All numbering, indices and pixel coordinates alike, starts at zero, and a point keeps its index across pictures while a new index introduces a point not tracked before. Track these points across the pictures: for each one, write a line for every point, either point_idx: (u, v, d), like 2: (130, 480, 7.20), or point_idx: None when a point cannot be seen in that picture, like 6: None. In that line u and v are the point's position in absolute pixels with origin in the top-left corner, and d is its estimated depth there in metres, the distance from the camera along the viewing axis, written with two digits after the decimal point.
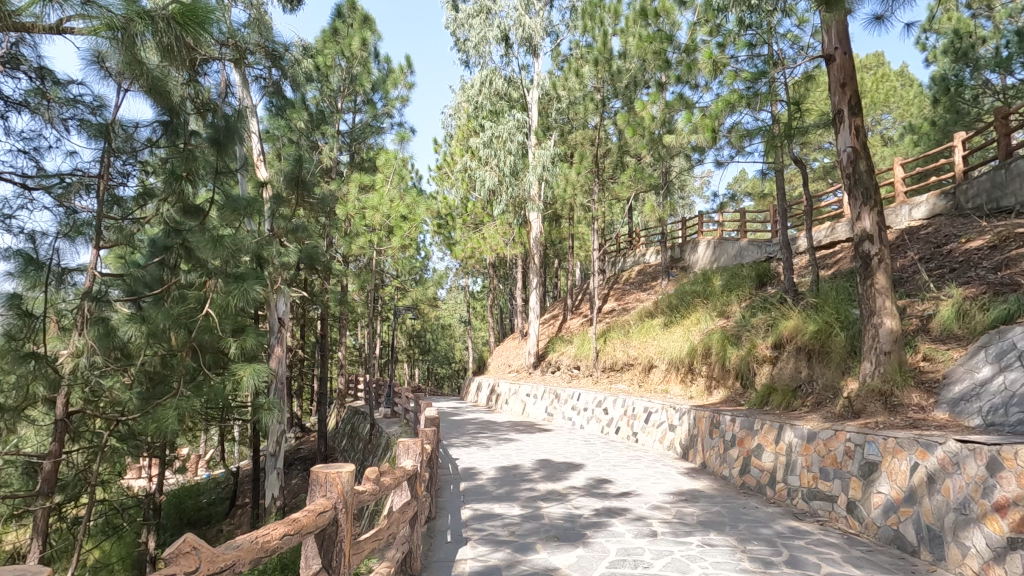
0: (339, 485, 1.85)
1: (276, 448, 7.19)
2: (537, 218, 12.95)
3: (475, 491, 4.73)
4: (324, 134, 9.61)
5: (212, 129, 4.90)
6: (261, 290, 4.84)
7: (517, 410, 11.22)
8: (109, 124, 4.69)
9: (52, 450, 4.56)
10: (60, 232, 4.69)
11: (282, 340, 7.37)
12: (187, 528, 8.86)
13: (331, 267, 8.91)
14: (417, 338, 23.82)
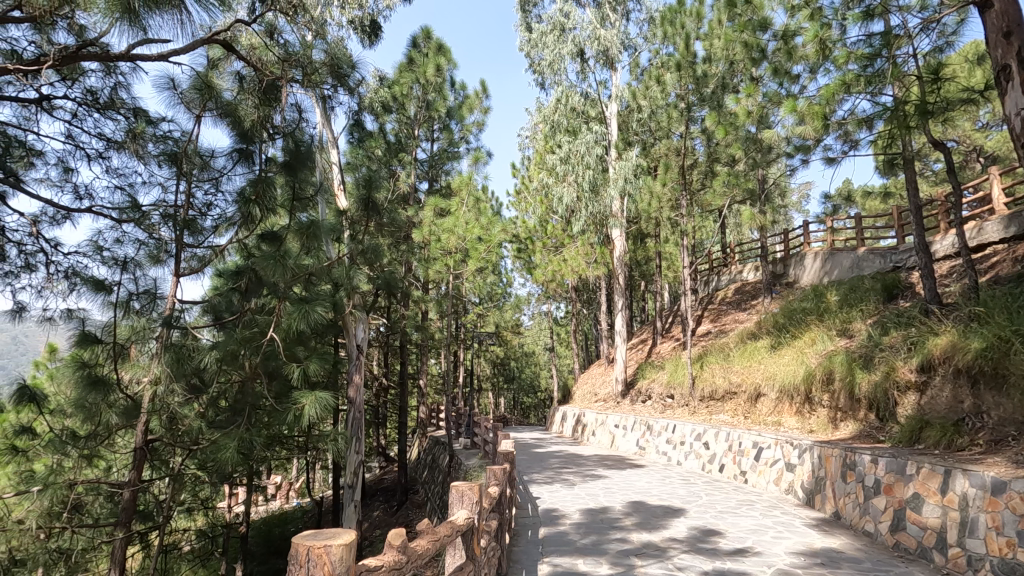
0: (327, 566, 1.36)
1: (354, 479, 6.75)
2: (621, 235, 12.22)
3: (556, 539, 4.09)
4: (401, 162, 9.54)
5: (285, 154, 4.17)
6: (324, 311, 4.49)
7: (606, 443, 10.36)
8: (182, 150, 4.26)
9: (131, 479, 4.42)
10: (147, 261, 4.48)
11: (359, 367, 7.01)
12: (274, 557, 8.55)
13: (410, 293, 8.73)
14: (502, 367, 23.40)
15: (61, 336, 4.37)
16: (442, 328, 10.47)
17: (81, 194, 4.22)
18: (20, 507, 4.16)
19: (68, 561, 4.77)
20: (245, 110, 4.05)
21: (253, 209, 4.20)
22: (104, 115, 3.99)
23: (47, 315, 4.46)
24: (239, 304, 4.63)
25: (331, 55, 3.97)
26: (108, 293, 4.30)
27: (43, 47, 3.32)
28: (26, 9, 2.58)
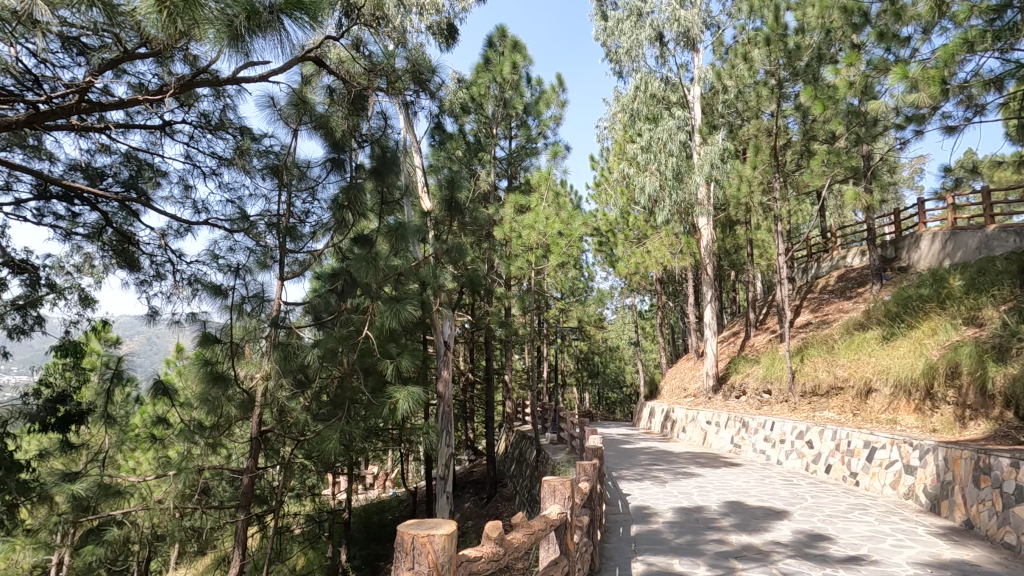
0: (430, 556, 1.41)
1: (445, 472, 6.97)
2: (707, 224, 11.69)
3: (649, 538, 4.00)
4: (481, 161, 9.72)
5: (374, 160, 4.36)
6: (414, 310, 4.66)
7: (698, 440, 9.98)
8: (282, 163, 4.59)
9: (249, 466, 4.81)
10: (256, 266, 4.86)
11: (447, 363, 7.23)
12: (374, 543, 9.04)
13: (493, 290, 8.88)
14: (585, 362, 23.18)
15: (187, 336, 4.88)
16: (526, 323, 10.54)
17: (199, 208, 4.67)
18: (160, 488, 4.68)
19: (199, 538, 5.31)
20: (336, 121, 4.27)
21: (346, 214, 4.43)
22: (216, 136, 4.39)
23: (176, 318, 5.00)
24: (336, 304, 4.92)
25: (413, 61, 4.14)
26: (225, 297, 4.71)
27: (164, 79, 3.72)
28: (152, 45, 2.89)
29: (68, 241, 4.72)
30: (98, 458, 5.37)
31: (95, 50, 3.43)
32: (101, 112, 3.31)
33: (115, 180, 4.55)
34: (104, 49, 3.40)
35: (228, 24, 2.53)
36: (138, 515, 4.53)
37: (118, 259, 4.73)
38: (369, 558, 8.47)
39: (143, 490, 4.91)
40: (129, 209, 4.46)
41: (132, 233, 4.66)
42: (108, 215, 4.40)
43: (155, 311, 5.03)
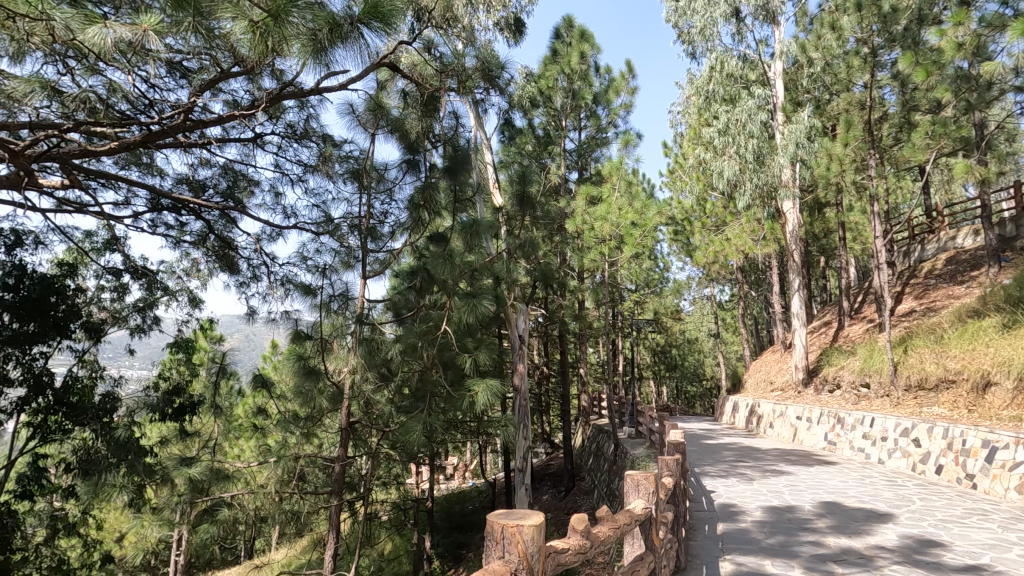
0: (520, 545, 1.44)
1: (524, 464, 7.05)
2: (793, 207, 11.00)
3: (738, 536, 3.85)
4: (551, 155, 9.67)
5: (448, 159, 4.43)
6: (489, 304, 4.72)
7: (787, 436, 9.47)
8: (362, 167, 4.78)
9: (340, 455, 5.07)
10: (341, 266, 5.10)
11: (523, 356, 7.28)
12: (456, 532, 9.29)
13: (566, 283, 8.84)
14: (662, 355, 22.58)
15: (282, 333, 5.23)
16: (600, 316, 10.41)
17: (289, 213, 4.99)
18: (262, 473, 5.06)
19: (297, 521, 5.69)
20: (410, 124, 4.38)
21: (423, 213, 4.55)
22: (301, 144, 4.67)
23: (271, 317, 5.38)
24: (415, 300, 5.07)
25: (482, 59, 4.17)
26: (315, 296, 4.99)
27: (255, 93, 4.00)
28: (244, 64, 3.12)
29: (178, 248, 5.21)
30: (209, 445, 5.90)
31: (195, 72, 3.79)
32: (201, 128, 3.61)
33: (215, 191, 4.96)
34: (203, 70, 3.72)
35: (312, 38, 2.68)
36: (244, 498, 4.92)
37: (220, 263, 5.14)
38: (452, 546, 8.73)
39: (248, 476, 5.33)
40: (228, 217, 4.85)
41: (231, 239, 5.06)
42: (210, 223, 4.80)
43: (253, 310, 5.42)
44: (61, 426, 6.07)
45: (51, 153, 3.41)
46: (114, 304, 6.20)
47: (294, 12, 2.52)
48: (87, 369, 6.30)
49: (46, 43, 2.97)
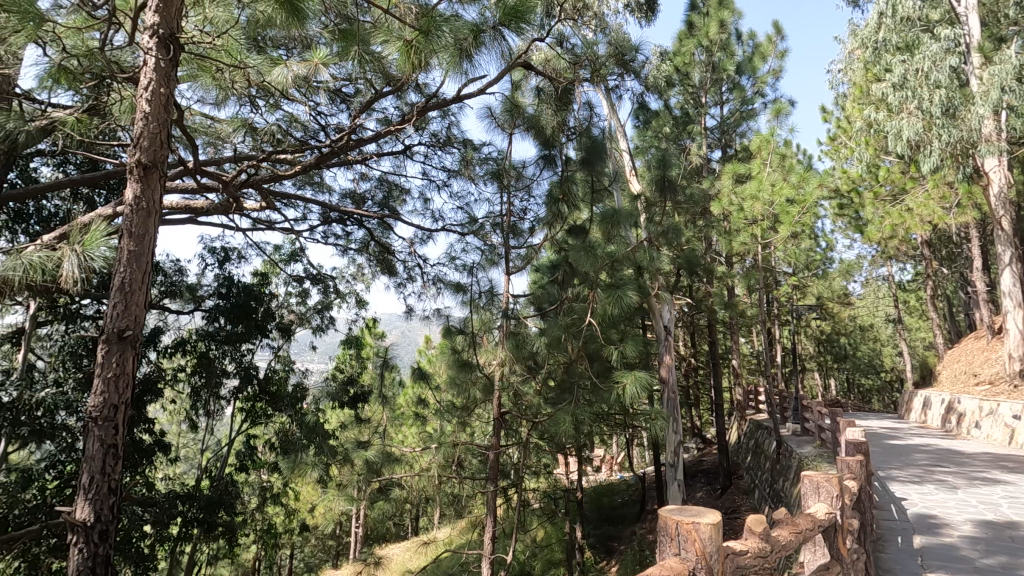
0: (697, 543, 1.40)
1: (675, 459, 6.78)
2: (998, 164, 9.16)
3: (942, 553, 3.32)
4: (691, 135, 9.11)
5: (584, 151, 4.37)
6: (634, 294, 4.54)
7: (1000, 438, 7.96)
8: (502, 167, 4.78)
9: (493, 444, 5.24)
10: (484, 264, 5.24)
11: (669, 348, 6.98)
12: (606, 524, 9.12)
13: (713, 270, 8.31)
14: (829, 344, 20.25)
15: (435, 329, 5.62)
16: (753, 303, 9.61)
17: (436, 217, 5.35)
18: (425, 458, 5.48)
19: (457, 503, 6.07)
20: (546, 119, 4.33)
21: (561, 207, 4.53)
22: (445, 151, 4.96)
23: (426, 314, 5.81)
24: (558, 293, 5.07)
25: (613, 45, 4.10)
26: (464, 292, 5.26)
27: (403, 109, 4.35)
28: (394, 83, 3.42)
29: (346, 255, 5.86)
30: (379, 431, 6.54)
31: (354, 97, 4.26)
32: (360, 146, 4.02)
33: (373, 202, 5.48)
34: (359, 94, 4.14)
35: (457, 46, 2.81)
36: (412, 477, 5.40)
37: (380, 266, 5.63)
38: (603, 537, 8.70)
39: (413, 459, 5.81)
40: (385, 224, 5.34)
41: (388, 244, 5.57)
42: (371, 230, 5.34)
43: (410, 308, 5.89)
44: (265, 411, 7.16)
45: (248, 181, 4.04)
46: (299, 306, 7.18)
47: (443, 26, 2.71)
48: (281, 363, 7.37)
49: (241, 87, 3.53)
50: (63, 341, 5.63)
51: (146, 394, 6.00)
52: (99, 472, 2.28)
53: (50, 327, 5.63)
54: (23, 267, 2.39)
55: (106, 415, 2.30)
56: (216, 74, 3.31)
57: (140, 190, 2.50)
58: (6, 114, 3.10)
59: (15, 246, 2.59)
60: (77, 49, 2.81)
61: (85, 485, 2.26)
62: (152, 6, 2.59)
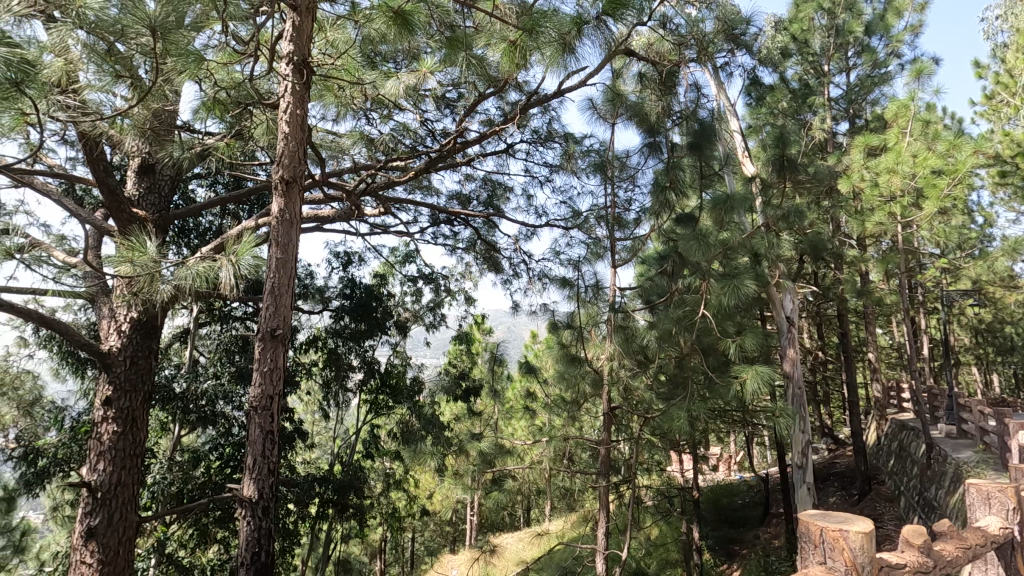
0: (846, 552, 1.33)
1: (803, 460, 6.25)
2: None
3: None
4: (812, 107, 8.35)
5: (691, 135, 3.99)
6: (752, 283, 4.14)
7: None
8: (606, 159, 4.65)
9: (604, 439, 5.13)
10: (589, 258, 5.13)
11: (793, 341, 6.44)
12: (726, 526, 8.57)
13: (843, 254, 7.55)
14: (991, 335, 17.59)
15: (542, 323, 5.65)
16: (892, 290, 8.59)
17: (540, 213, 5.39)
18: (536, 450, 5.52)
19: (569, 497, 6.06)
20: (650, 106, 4.10)
21: (669, 195, 4.12)
22: (547, 146, 4.98)
23: (533, 309, 5.86)
24: (667, 285, 4.77)
25: (722, 19, 3.84)
26: (571, 287, 5.24)
27: (504, 109, 4.43)
28: (496, 86, 3.48)
29: (454, 254, 6.10)
30: (490, 423, 6.71)
31: (458, 101, 4.42)
32: (465, 149, 4.15)
33: (478, 201, 5.65)
34: (463, 98, 4.27)
35: (561, 42, 2.79)
36: (523, 470, 5.46)
37: (487, 264, 5.78)
38: (723, 540, 8.22)
39: (523, 452, 5.89)
40: (491, 222, 5.49)
41: (494, 242, 5.70)
42: (477, 229, 5.50)
43: (517, 304, 5.98)
44: (387, 402, 7.64)
45: (368, 188, 4.33)
46: (413, 304, 7.61)
47: (547, 22, 2.74)
48: (399, 359, 7.83)
49: (358, 102, 3.79)
50: (219, 339, 6.42)
51: (286, 385, 6.66)
52: (260, 455, 2.56)
53: (210, 327, 6.47)
54: (193, 275, 2.74)
55: (264, 404, 2.60)
56: (338, 91, 3.59)
57: (284, 204, 2.80)
58: (172, 144, 3.60)
59: (184, 258, 2.98)
60: (225, 81, 3.18)
61: (250, 466, 2.56)
62: (288, 35, 2.88)
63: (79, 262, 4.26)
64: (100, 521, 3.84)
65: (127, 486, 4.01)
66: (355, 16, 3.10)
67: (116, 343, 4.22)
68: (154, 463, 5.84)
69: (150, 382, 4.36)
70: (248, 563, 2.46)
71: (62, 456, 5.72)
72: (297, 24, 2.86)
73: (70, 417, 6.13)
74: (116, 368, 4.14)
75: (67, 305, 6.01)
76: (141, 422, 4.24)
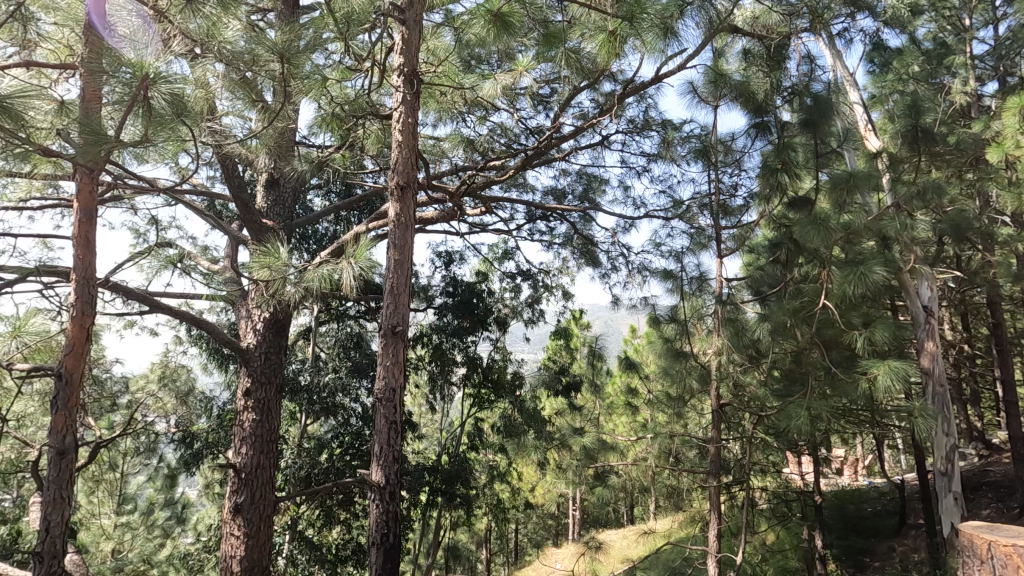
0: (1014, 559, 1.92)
1: (949, 467, 5.51)
2: None
3: None
4: (951, 69, 7.36)
5: (803, 113, 3.44)
6: (883, 271, 3.59)
7: None
8: (709, 143, 4.32)
9: (713, 438, 4.81)
10: (692, 249, 4.79)
11: (932, 333, 5.72)
12: (854, 536, 7.81)
13: (995, 233, 6.58)
14: None
15: (643, 318, 5.48)
16: None
17: (638, 204, 5.25)
18: (641, 447, 5.36)
19: (676, 496, 5.82)
20: (755, 84, 3.71)
21: (782, 177, 3.68)
22: (643, 135, 4.84)
23: (633, 304, 5.70)
24: (780, 275, 4.39)
25: None
26: (674, 279, 5.03)
27: (598, 101, 4.36)
28: (589, 79, 3.44)
29: (551, 250, 6.11)
30: (591, 419, 6.64)
31: (553, 97, 4.43)
32: (562, 143, 4.13)
33: (574, 195, 5.62)
34: (558, 94, 4.27)
35: (665, 22, 2.74)
36: (627, 466, 5.36)
37: (585, 258, 5.72)
38: (851, 550, 7.48)
39: (626, 448, 5.75)
40: (587, 216, 5.43)
41: (591, 235, 5.61)
42: (574, 223, 5.45)
43: (617, 298, 5.84)
44: (489, 397, 7.79)
45: (469, 188, 4.47)
46: (512, 300, 7.74)
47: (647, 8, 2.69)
48: (500, 354, 7.97)
49: (458, 105, 3.91)
50: (337, 336, 6.95)
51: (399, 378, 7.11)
52: (386, 443, 2.75)
53: (328, 325, 7.01)
54: (320, 277, 2.99)
55: (388, 396, 2.78)
56: (440, 97, 3.73)
57: (399, 208, 2.98)
58: (296, 158, 3.99)
59: (308, 261, 3.24)
60: (339, 97, 3.44)
61: (377, 453, 2.75)
62: (398, 49, 3.06)
63: (220, 269, 4.79)
64: (245, 498, 4.31)
65: (265, 468, 4.46)
66: (454, 22, 3.26)
67: (253, 340, 4.72)
68: (285, 448, 6.45)
69: (281, 375, 4.82)
70: (378, 543, 2.64)
71: (212, 440, 6.49)
72: (406, 38, 3.02)
73: (217, 406, 6.93)
74: (254, 362, 4.63)
75: (212, 307, 6.80)
76: (275, 411, 4.68)
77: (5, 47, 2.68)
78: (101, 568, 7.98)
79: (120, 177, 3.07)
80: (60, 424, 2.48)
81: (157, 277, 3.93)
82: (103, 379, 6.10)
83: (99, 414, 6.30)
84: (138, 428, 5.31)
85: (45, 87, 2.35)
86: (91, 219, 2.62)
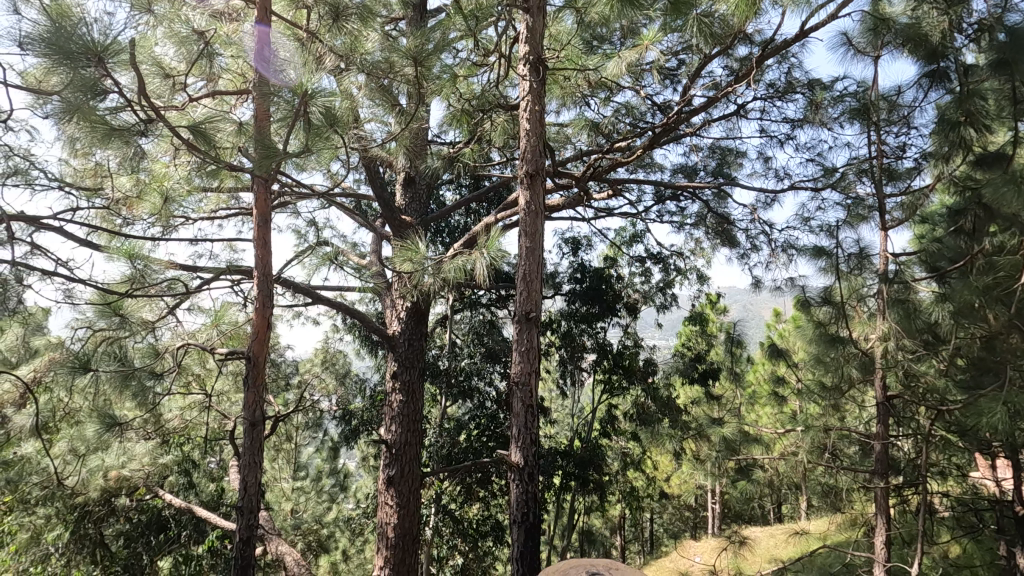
0: None
1: None
2: None
3: None
4: None
5: (994, 50, 2.84)
6: None
7: None
8: (867, 101, 3.79)
9: (879, 433, 4.24)
10: (847, 223, 4.27)
11: None
12: None
13: None
14: None
15: (789, 301, 5.00)
16: None
17: (782, 175, 4.77)
18: (791, 441, 4.92)
19: (832, 496, 5.24)
20: (929, 24, 3.11)
21: (965, 131, 3.09)
22: (787, 99, 4.38)
23: (777, 286, 5.23)
24: (964, 247, 3.68)
25: None
26: (827, 257, 4.51)
27: (732, 68, 4.04)
28: (724, 43, 3.18)
29: (682, 231, 5.82)
30: (731, 409, 6.24)
31: (681, 68, 4.17)
32: (693, 118, 3.88)
33: (706, 171, 5.29)
34: (686, 65, 4.03)
35: None
36: (773, 459, 4.98)
37: (721, 239, 5.36)
38: None
39: (773, 440, 5.34)
40: (722, 192, 5.07)
41: (727, 214, 5.25)
42: (707, 202, 5.13)
43: (758, 280, 5.40)
44: (620, 383, 7.65)
45: (595, 173, 4.40)
46: (642, 285, 7.52)
47: None
48: (631, 340, 7.78)
49: (582, 89, 3.84)
50: (471, 324, 7.28)
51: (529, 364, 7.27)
52: (523, 426, 2.83)
53: (462, 313, 7.36)
54: (455, 268, 3.17)
55: (524, 380, 2.86)
56: (564, 82, 3.71)
57: (529, 196, 3.04)
58: (429, 157, 4.21)
59: (445, 252, 3.40)
60: (466, 93, 3.57)
61: (516, 436, 2.85)
62: (523, 38, 3.10)
63: (368, 264, 5.24)
64: (396, 472, 4.72)
65: (412, 445, 4.84)
66: (575, 4, 3.24)
67: (398, 328, 5.14)
68: (428, 427, 6.94)
69: (423, 360, 5.17)
70: (519, 521, 2.74)
71: (367, 418, 7.19)
72: (531, 26, 3.06)
73: (369, 388, 7.65)
74: (399, 348, 5.03)
75: (362, 298, 7.51)
76: (420, 393, 5.04)
77: (197, 82, 3.17)
78: (284, 523, 9.29)
79: (287, 185, 3.49)
80: (250, 400, 2.91)
81: (317, 272, 4.41)
82: (278, 362, 7.02)
83: (277, 392, 7.29)
84: (307, 405, 6.04)
85: (228, 112, 2.74)
86: (267, 224, 3.01)
